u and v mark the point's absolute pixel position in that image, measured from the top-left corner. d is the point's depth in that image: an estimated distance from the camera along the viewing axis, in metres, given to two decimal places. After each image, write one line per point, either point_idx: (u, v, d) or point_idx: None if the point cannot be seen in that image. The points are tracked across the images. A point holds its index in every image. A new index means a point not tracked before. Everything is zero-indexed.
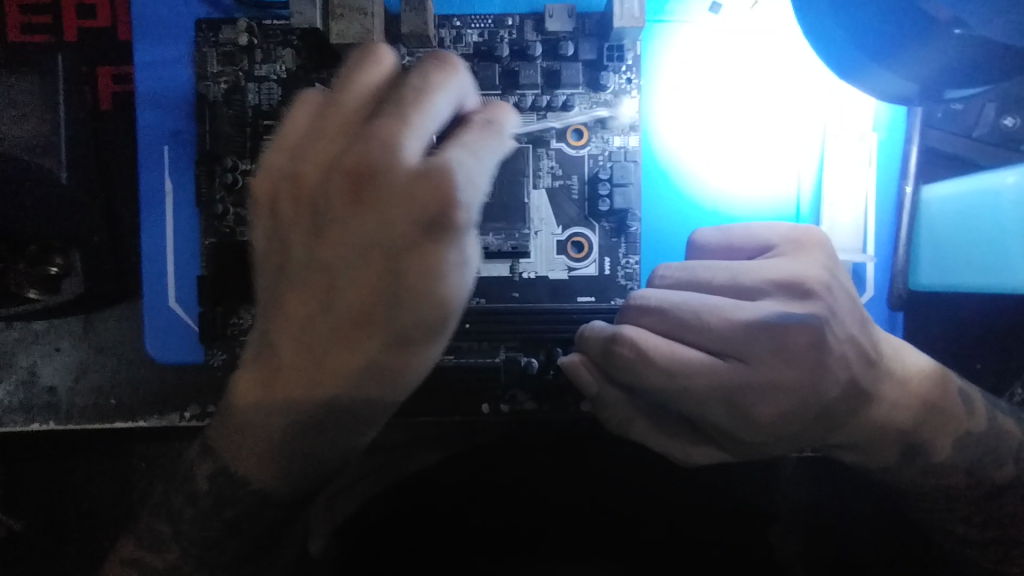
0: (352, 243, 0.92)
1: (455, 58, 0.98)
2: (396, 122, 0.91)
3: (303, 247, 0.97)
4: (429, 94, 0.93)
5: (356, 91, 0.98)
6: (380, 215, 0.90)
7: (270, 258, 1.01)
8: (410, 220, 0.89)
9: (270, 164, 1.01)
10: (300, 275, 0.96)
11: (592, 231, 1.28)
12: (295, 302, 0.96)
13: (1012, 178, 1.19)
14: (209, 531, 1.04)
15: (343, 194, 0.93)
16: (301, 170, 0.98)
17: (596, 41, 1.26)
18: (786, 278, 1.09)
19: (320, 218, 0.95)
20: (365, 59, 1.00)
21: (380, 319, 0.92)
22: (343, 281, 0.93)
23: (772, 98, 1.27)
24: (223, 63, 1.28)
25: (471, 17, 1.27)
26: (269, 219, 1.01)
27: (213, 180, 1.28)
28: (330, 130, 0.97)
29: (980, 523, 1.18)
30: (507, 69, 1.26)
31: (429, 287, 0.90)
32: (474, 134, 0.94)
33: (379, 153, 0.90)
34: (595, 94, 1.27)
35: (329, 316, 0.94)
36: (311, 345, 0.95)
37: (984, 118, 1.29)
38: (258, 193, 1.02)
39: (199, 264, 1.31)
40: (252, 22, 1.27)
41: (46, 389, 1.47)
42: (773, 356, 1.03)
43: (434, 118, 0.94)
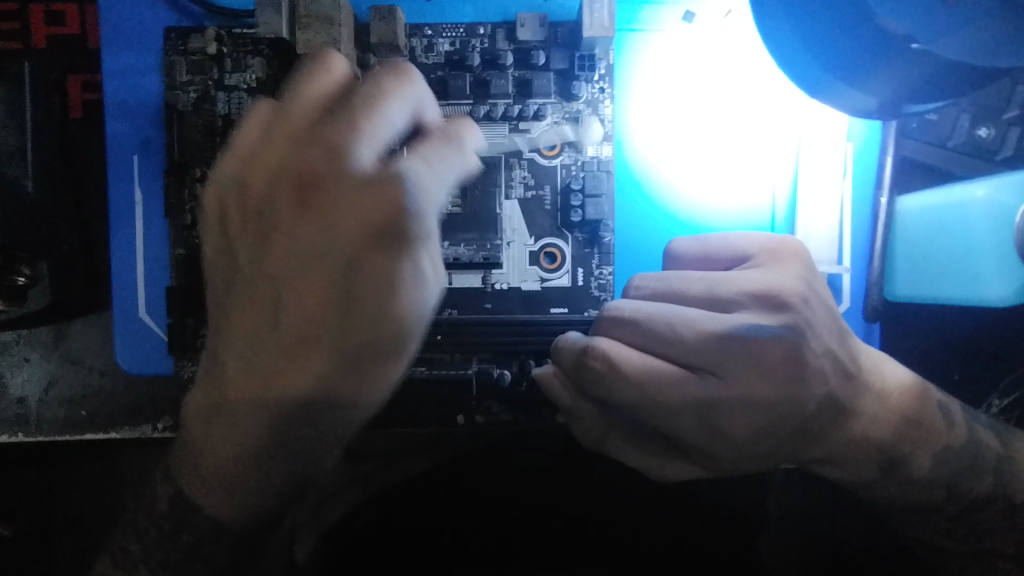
0: (299, 252, 0.89)
1: (412, 68, 0.96)
2: (348, 133, 0.90)
3: (248, 258, 0.94)
4: (384, 105, 0.92)
5: (304, 98, 0.95)
6: (326, 221, 0.88)
7: (219, 271, 0.98)
8: (358, 230, 0.86)
9: (218, 175, 0.98)
10: (244, 291, 0.94)
11: (565, 242, 1.27)
12: (241, 318, 0.93)
13: (980, 192, 1.15)
14: (172, 553, 1.02)
15: (289, 201, 0.90)
16: (245, 176, 0.95)
17: (568, 50, 1.24)
18: (762, 290, 1.08)
19: (266, 229, 0.92)
20: (313, 66, 0.96)
21: (328, 336, 0.89)
22: (288, 294, 0.90)
23: (746, 108, 1.26)
24: (192, 71, 1.26)
25: (442, 26, 1.26)
26: (218, 232, 0.98)
27: (181, 191, 1.27)
28: (276, 139, 0.93)
29: (958, 538, 1.17)
30: (479, 79, 1.25)
31: (379, 301, 0.87)
32: (432, 146, 0.93)
33: (326, 162, 0.89)
34: (568, 104, 1.26)
35: (276, 334, 0.91)
36: (257, 368, 0.92)
37: (959, 128, 1.29)
38: (208, 207, 1.00)
39: (169, 275, 1.30)
40: (221, 31, 1.25)
41: (16, 400, 1.45)
42: (747, 370, 1.02)
43: (386, 129, 0.93)
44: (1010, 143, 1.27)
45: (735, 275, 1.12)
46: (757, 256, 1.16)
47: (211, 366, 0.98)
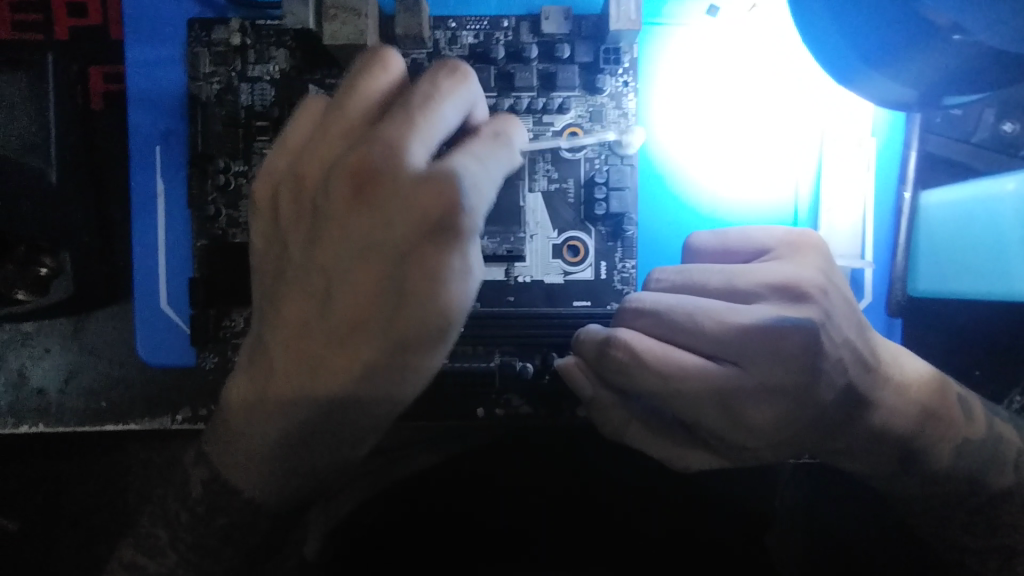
0: (351, 244, 0.89)
1: (467, 69, 0.98)
2: (403, 125, 0.90)
3: (301, 249, 0.95)
4: (437, 102, 0.93)
5: (361, 95, 0.97)
6: (380, 215, 0.87)
7: (267, 264, 1.01)
8: (410, 222, 0.85)
9: (272, 165, 1.02)
10: (297, 281, 0.94)
11: (589, 235, 1.27)
12: (292, 310, 0.93)
13: (1011, 186, 1.13)
14: (197, 543, 1.03)
15: (343, 193, 0.89)
16: (302, 170, 0.97)
17: (593, 43, 1.25)
18: (783, 281, 1.08)
19: (317, 222, 0.93)
20: (372, 64, 0.98)
21: (377, 330, 0.88)
22: (339, 285, 0.90)
23: (770, 102, 1.26)
24: (216, 63, 1.26)
25: (467, 18, 1.26)
26: (269, 219, 1.02)
27: (204, 183, 1.27)
28: (334, 132, 0.96)
29: (979, 532, 1.17)
30: (503, 71, 1.25)
31: (432, 295, 0.85)
32: (483, 146, 0.94)
33: (384, 156, 0.88)
34: (592, 97, 1.26)
35: (323, 327, 0.91)
36: (302, 355, 0.93)
37: (983, 123, 1.29)
38: (259, 196, 1.03)
39: (190, 266, 1.30)
40: (246, 22, 1.26)
41: (36, 390, 1.46)
42: (769, 359, 1.01)
43: (439, 126, 0.93)
44: None
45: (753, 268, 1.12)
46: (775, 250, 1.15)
47: (255, 355, 0.98)
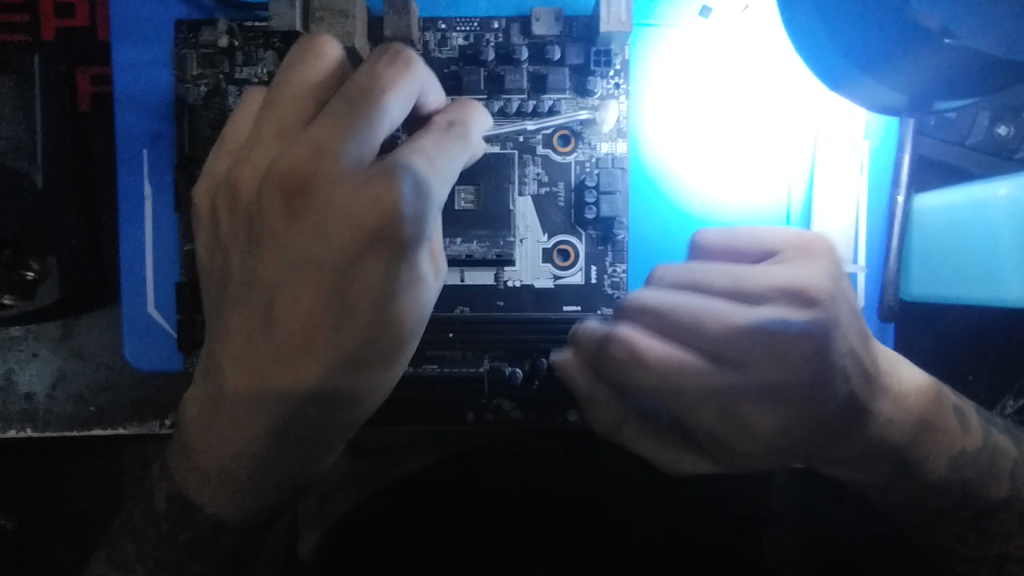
0: (289, 258, 0.88)
1: (411, 55, 0.94)
2: (339, 126, 0.89)
3: (241, 262, 0.94)
4: (376, 95, 0.90)
5: (297, 92, 0.95)
6: (318, 227, 0.87)
7: (212, 272, 1.00)
8: (351, 234, 0.86)
9: (212, 169, 1.01)
10: (237, 294, 0.94)
11: (579, 239, 1.26)
12: (237, 321, 0.93)
13: (1003, 190, 1.12)
14: (178, 554, 1.02)
15: (277, 205, 0.88)
16: (236, 177, 0.94)
17: (584, 45, 1.23)
18: (790, 285, 1.02)
19: (255, 231, 0.91)
20: (304, 55, 0.96)
21: (323, 340, 0.90)
22: (279, 297, 0.90)
23: (763, 104, 1.25)
24: (203, 65, 1.25)
25: (456, 20, 1.24)
26: (211, 229, 1.00)
27: (192, 186, 1.26)
28: (268, 135, 0.94)
29: (977, 543, 1.15)
30: (493, 74, 1.24)
31: (376, 305, 0.89)
32: (434, 139, 0.92)
33: (315, 161, 0.87)
34: (582, 99, 1.25)
35: (271, 337, 0.91)
36: (255, 368, 0.92)
37: (977, 127, 1.26)
38: (200, 203, 1.02)
39: (178, 270, 1.29)
40: (233, 24, 1.24)
41: (24, 395, 1.45)
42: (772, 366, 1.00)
43: (381, 121, 0.90)
44: None
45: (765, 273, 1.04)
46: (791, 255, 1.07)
47: (210, 367, 0.98)
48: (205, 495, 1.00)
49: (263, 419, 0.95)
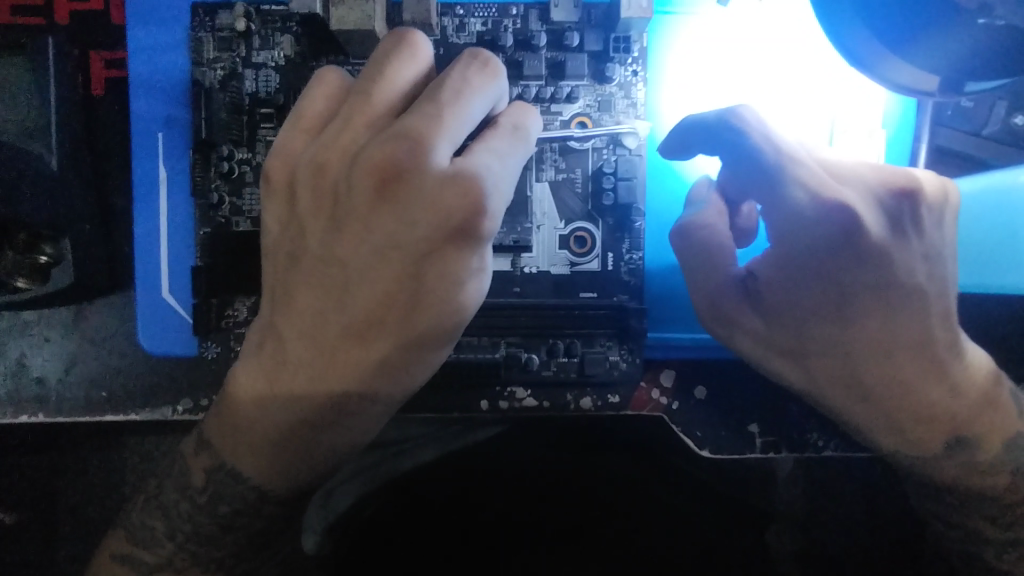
0: (374, 241, 0.93)
1: (497, 64, 0.98)
2: (429, 122, 0.91)
3: (319, 241, 0.96)
4: (465, 99, 0.93)
5: (386, 83, 0.96)
6: (404, 214, 0.91)
7: (280, 248, 1.00)
8: (435, 224, 0.90)
9: (289, 147, 1.00)
10: (313, 270, 0.97)
11: (595, 226, 1.26)
12: (308, 297, 0.96)
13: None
14: (196, 533, 1.02)
15: (365, 191, 0.92)
16: (324, 157, 0.96)
17: (602, 32, 1.24)
18: (835, 230, 1.01)
19: (338, 212, 0.95)
20: (396, 49, 0.97)
21: (395, 322, 0.95)
22: (359, 282, 0.94)
23: (785, 90, 1.24)
24: (220, 49, 1.24)
25: (475, 6, 1.24)
26: (283, 202, 1.01)
27: (207, 169, 1.25)
28: (357, 121, 0.96)
29: (1004, 524, 1.14)
30: (511, 59, 1.24)
31: (448, 291, 0.93)
32: (503, 139, 0.96)
33: (408, 153, 0.91)
34: (600, 86, 1.25)
35: (344, 317, 0.95)
36: (320, 345, 0.96)
37: (995, 117, 1.27)
38: (273, 175, 1.01)
39: (194, 254, 1.28)
40: (250, 8, 1.24)
41: (36, 379, 1.43)
42: (821, 304, 1.05)
43: (466, 120, 0.94)
44: None
45: (795, 208, 1.02)
46: (822, 187, 1.02)
47: (262, 337, 1.00)
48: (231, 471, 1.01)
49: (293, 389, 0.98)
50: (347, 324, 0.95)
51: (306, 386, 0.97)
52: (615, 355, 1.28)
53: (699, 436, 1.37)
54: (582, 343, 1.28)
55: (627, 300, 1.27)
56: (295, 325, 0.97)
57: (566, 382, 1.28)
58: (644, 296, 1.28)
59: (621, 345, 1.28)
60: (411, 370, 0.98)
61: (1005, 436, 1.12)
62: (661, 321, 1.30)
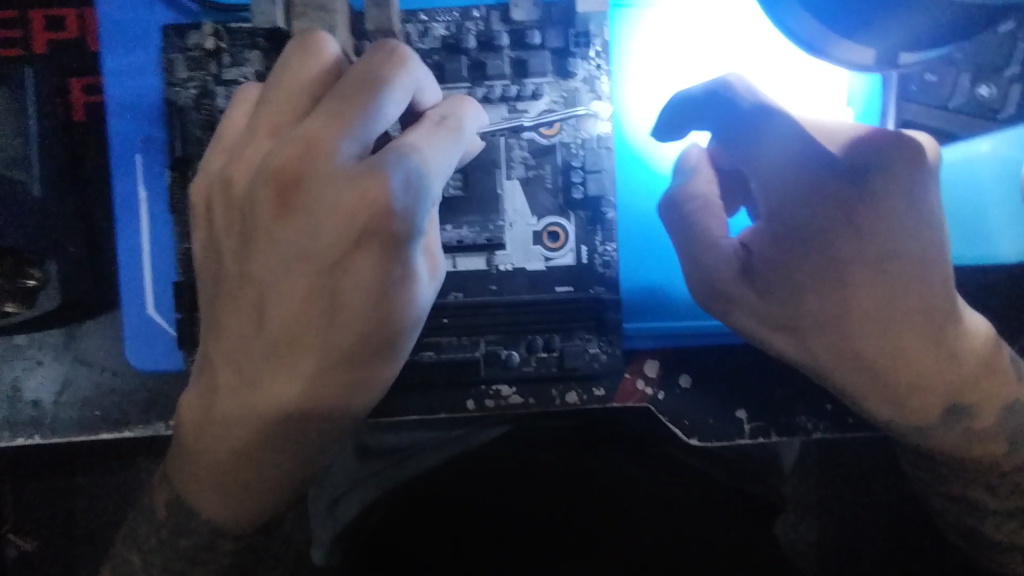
0: (282, 254, 0.93)
1: (404, 50, 0.98)
2: (330, 124, 0.93)
3: (233, 259, 0.99)
4: (368, 94, 0.94)
5: (290, 85, 0.98)
6: (307, 223, 0.92)
7: (207, 270, 1.03)
8: (341, 230, 0.90)
9: (209, 169, 1.04)
10: (232, 290, 0.98)
11: (568, 221, 1.27)
12: (231, 322, 0.98)
13: (986, 146, 1.27)
14: (181, 547, 1.04)
15: (267, 201, 0.93)
16: (232, 172, 0.99)
17: (563, 28, 1.25)
18: (823, 194, 1.04)
19: (249, 228, 0.96)
20: (303, 52, 0.99)
21: (315, 335, 0.94)
22: (273, 296, 0.94)
23: (750, 74, 1.25)
24: (191, 68, 1.27)
25: (436, 11, 1.27)
26: (205, 226, 1.03)
27: (186, 187, 1.28)
28: (265, 129, 0.98)
29: (999, 494, 1.13)
30: (475, 61, 1.26)
31: (363, 302, 0.93)
32: (424, 131, 0.97)
33: (307, 159, 0.92)
34: (565, 82, 1.26)
35: (263, 336, 0.96)
36: (246, 371, 0.98)
37: (960, 89, 1.28)
38: (195, 199, 1.04)
39: (175, 270, 1.30)
40: (218, 27, 1.26)
41: (31, 402, 1.45)
42: (816, 277, 1.06)
43: (374, 116, 0.94)
44: (1010, 99, 1.27)
45: (773, 173, 1.07)
46: (804, 143, 1.05)
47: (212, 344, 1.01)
48: (205, 480, 1.01)
49: (241, 412, 0.99)
50: (262, 356, 0.96)
51: (237, 412, 0.99)
52: (595, 348, 1.29)
53: (686, 425, 1.37)
54: (561, 337, 1.29)
55: (604, 292, 1.28)
56: (227, 359, 0.99)
57: (548, 379, 1.29)
58: (620, 288, 1.29)
59: (600, 336, 1.28)
60: (348, 397, 0.99)
61: (997, 404, 1.10)
62: (637, 311, 1.31)
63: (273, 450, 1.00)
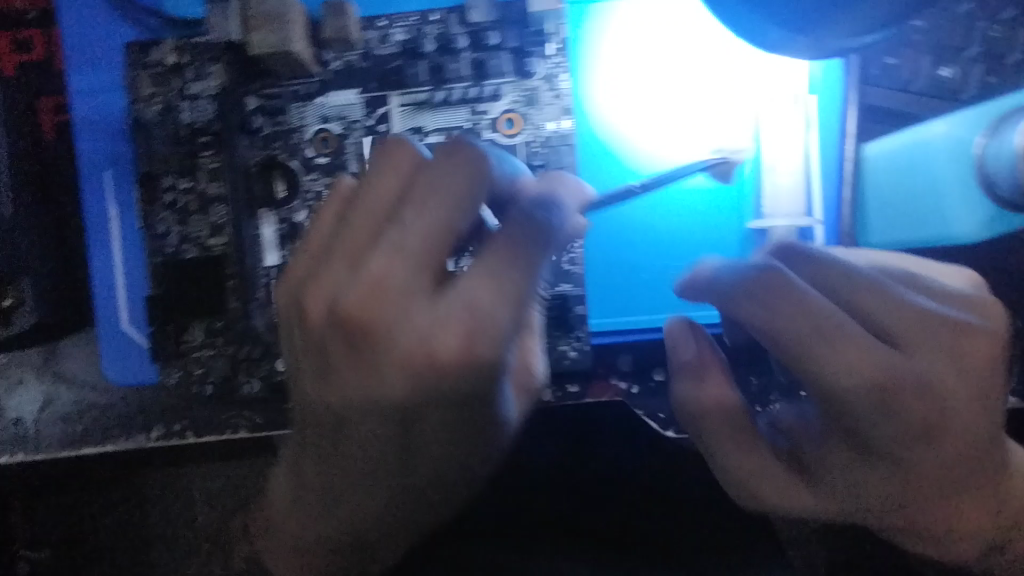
0: (352, 395, 0.88)
1: (470, 152, 0.86)
2: (400, 261, 0.82)
3: (312, 379, 0.92)
4: (456, 218, 0.85)
5: (366, 205, 0.88)
6: (374, 373, 0.85)
7: (293, 373, 1.00)
8: (409, 384, 0.85)
9: (291, 280, 0.94)
10: (317, 415, 0.95)
11: None
12: (317, 434, 0.97)
13: (941, 127, 1.19)
14: None
15: (341, 346, 0.85)
16: (304, 306, 0.88)
17: (519, 28, 1.26)
18: (901, 322, 0.96)
19: (324, 364, 0.89)
20: (382, 165, 0.89)
21: (425, 452, 0.96)
22: (365, 425, 0.91)
23: (709, 65, 1.27)
24: (154, 84, 1.28)
25: (395, 17, 1.27)
26: (287, 334, 0.98)
27: (154, 202, 1.29)
28: (338, 258, 0.86)
29: None
30: (434, 65, 1.27)
31: (461, 429, 0.94)
32: (508, 241, 0.87)
33: (390, 307, 0.82)
34: (524, 81, 1.26)
35: (364, 452, 0.96)
36: (346, 478, 1.00)
37: (921, 70, 1.29)
38: (280, 312, 0.98)
39: (148, 284, 1.31)
40: (180, 42, 1.28)
41: (13, 420, 1.48)
42: (912, 401, 0.93)
43: (448, 234, 0.85)
44: (972, 79, 1.27)
45: (856, 305, 0.98)
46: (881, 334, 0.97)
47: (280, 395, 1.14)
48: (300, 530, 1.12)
49: (326, 496, 1.03)
50: (333, 443, 0.96)
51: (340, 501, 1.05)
52: (565, 345, 1.28)
53: (662, 418, 1.33)
54: None
55: (570, 289, 1.28)
56: (313, 446, 0.99)
57: None
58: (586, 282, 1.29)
59: (569, 334, 1.28)
60: (442, 489, 1.05)
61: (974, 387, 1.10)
62: (609, 306, 1.32)
63: (359, 523, 1.07)
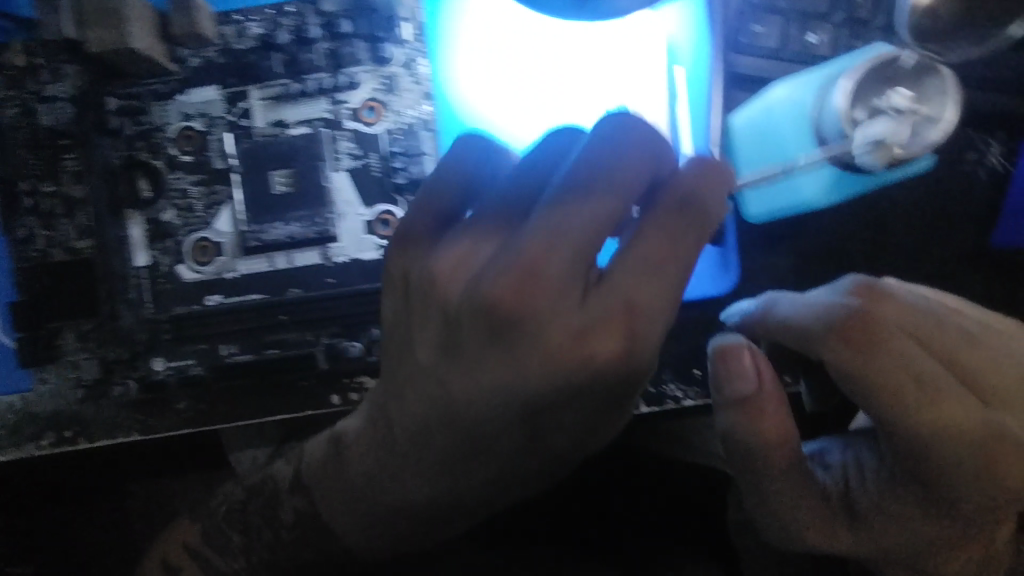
0: (523, 374, 0.88)
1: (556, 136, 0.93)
2: (548, 240, 0.83)
3: (432, 359, 0.95)
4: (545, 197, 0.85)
5: (439, 188, 0.97)
6: (542, 356, 0.86)
7: (396, 350, 1.02)
8: (591, 365, 0.86)
9: (410, 252, 0.97)
10: (422, 384, 0.97)
11: (398, 207, 1.26)
12: (418, 405, 0.99)
13: (778, 92, 1.13)
14: None
15: (479, 331, 0.88)
16: (437, 272, 0.91)
17: (371, 14, 1.24)
18: (846, 326, 0.98)
19: (455, 340, 0.92)
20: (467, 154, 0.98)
21: (506, 444, 0.97)
22: (451, 413, 0.96)
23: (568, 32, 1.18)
24: (9, 87, 1.27)
25: (250, 10, 1.26)
26: (401, 298, 0.99)
27: (16, 207, 1.29)
28: (469, 234, 0.91)
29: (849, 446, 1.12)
30: (290, 57, 1.26)
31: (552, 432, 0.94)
32: (541, 239, 0.83)
33: (521, 287, 0.84)
34: (382, 68, 1.25)
35: (439, 435, 0.99)
36: (427, 462, 1.03)
37: (790, 39, 1.26)
38: (393, 273, 0.99)
39: (13, 288, 1.29)
40: (31, 44, 1.27)
41: None
42: (887, 408, 0.98)
43: (582, 217, 0.83)
44: (838, 46, 1.25)
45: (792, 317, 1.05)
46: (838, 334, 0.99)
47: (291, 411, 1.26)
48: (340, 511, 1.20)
49: (393, 474, 1.11)
50: (413, 443, 1.04)
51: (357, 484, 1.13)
52: None
53: None
54: None
55: None
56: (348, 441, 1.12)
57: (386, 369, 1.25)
58: None
59: None
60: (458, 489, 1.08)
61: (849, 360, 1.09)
62: None
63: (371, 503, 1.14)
